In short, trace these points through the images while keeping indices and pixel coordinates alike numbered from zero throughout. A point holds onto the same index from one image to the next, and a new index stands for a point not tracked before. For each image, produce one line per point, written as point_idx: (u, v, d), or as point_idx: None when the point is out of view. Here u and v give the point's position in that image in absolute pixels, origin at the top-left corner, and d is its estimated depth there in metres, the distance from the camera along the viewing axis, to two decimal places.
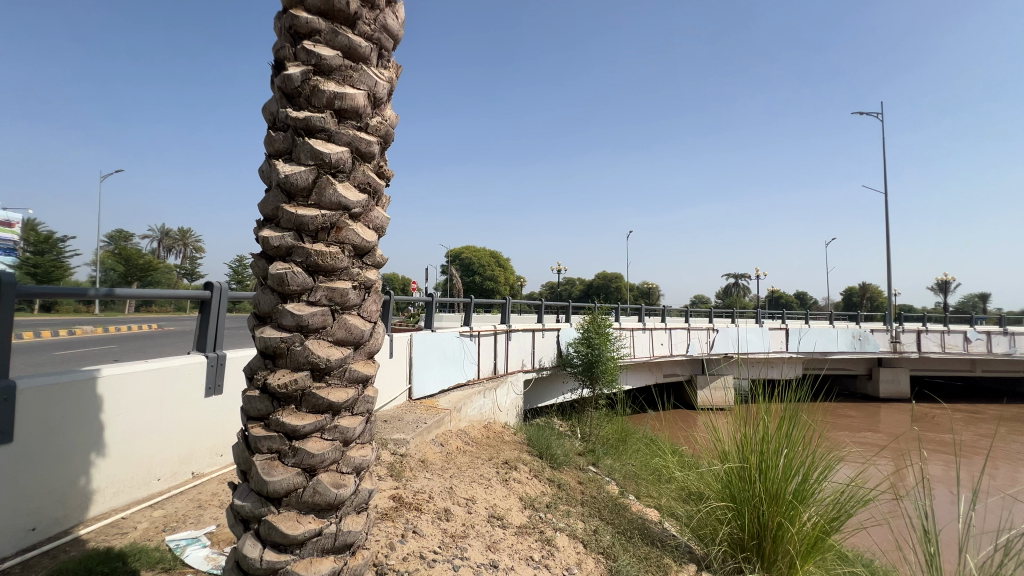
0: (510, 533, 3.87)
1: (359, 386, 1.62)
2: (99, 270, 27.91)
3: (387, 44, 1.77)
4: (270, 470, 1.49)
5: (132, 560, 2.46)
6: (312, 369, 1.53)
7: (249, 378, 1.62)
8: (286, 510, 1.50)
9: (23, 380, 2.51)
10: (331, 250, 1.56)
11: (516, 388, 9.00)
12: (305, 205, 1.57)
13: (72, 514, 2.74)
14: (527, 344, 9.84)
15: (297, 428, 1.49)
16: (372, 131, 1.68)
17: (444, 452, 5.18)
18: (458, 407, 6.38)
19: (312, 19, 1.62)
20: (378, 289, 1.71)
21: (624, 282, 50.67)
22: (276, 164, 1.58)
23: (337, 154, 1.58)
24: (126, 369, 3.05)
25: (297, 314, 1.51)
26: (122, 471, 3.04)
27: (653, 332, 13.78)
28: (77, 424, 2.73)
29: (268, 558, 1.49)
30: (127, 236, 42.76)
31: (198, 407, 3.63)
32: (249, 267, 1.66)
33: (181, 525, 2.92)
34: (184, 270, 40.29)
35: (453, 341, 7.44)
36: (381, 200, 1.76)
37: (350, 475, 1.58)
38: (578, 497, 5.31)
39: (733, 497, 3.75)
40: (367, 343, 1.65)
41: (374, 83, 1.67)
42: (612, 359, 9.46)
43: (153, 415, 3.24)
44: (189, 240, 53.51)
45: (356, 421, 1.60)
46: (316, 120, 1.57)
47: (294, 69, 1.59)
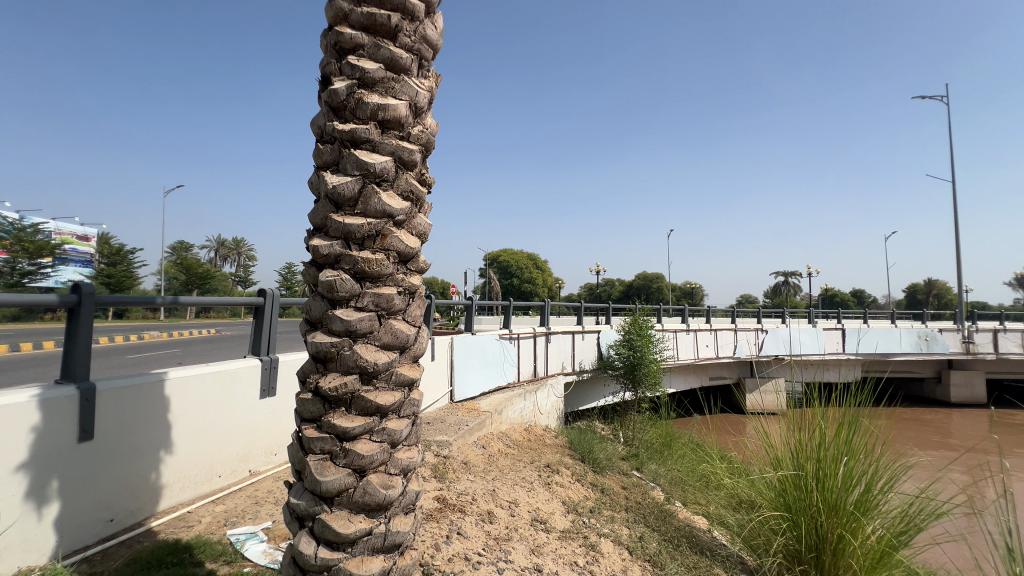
0: (554, 537, 3.85)
1: (406, 390, 1.67)
2: (164, 280, 29.99)
3: (427, 54, 1.81)
4: (323, 470, 1.54)
5: (197, 552, 2.62)
6: (361, 373, 1.58)
7: (302, 381, 1.68)
8: (338, 509, 1.55)
9: (101, 382, 2.71)
10: (377, 257, 1.60)
11: (556, 391, 8.94)
12: (351, 214, 1.62)
13: (144, 507, 2.94)
14: (567, 347, 9.75)
15: (347, 429, 1.54)
16: (414, 139, 1.73)
17: (486, 454, 5.24)
18: (498, 409, 6.38)
19: (356, 34, 1.67)
20: (423, 294, 1.75)
21: (665, 283, 49.86)
22: (324, 175, 1.64)
23: (382, 164, 1.63)
24: (190, 372, 3.25)
25: (346, 319, 1.56)
26: (187, 468, 3.24)
27: (697, 333, 13.32)
28: (147, 424, 2.94)
29: (322, 555, 1.53)
30: (186, 247, 45.60)
31: (254, 408, 3.82)
32: (300, 275, 1.73)
33: (241, 520, 3.09)
34: (238, 277, 42.72)
35: (493, 344, 7.48)
36: (424, 207, 1.80)
37: (397, 477, 1.62)
38: (621, 502, 5.22)
39: (788, 506, 3.56)
40: (412, 347, 1.70)
41: (415, 93, 1.72)
42: (655, 361, 9.22)
43: (213, 415, 3.43)
44: (243, 249, 56.83)
45: (402, 424, 1.64)
46: (361, 132, 1.63)
47: (339, 83, 1.65)
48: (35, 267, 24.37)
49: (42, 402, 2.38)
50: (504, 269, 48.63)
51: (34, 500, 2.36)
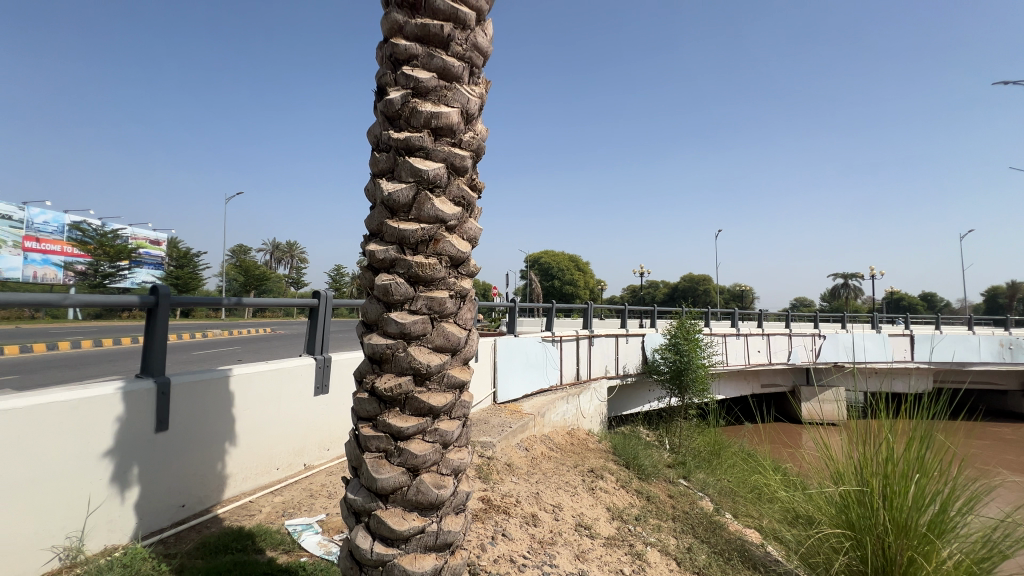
0: (598, 544, 3.80)
1: (456, 392, 1.70)
2: (225, 282, 31.93)
3: (478, 61, 1.85)
4: (378, 468, 1.59)
5: (259, 539, 2.77)
6: (414, 374, 1.62)
7: (358, 381, 1.74)
8: (392, 506, 1.59)
9: (175, 376, 2.92)
10: (430, 261, 1.64)
11: (600, 395, 8.81)
12: (406, 219, 1.67)
13: (212, 495, 3.14)
14: (610, 350, 9.59)
15: (401, 429, 1.58)
16: (465, 146, 1.76)
17: (529, 456, 5.24)
18: (541, 412, 6.37)
19: (410, 45, 1.71)
20: (473, 298, 1.77)
21: (712, 285, 48.30)
22: (380, 182, 1.70)
23: (434, 170, 1.67)
24: (251, 369, 3.44)
25: (401, 322, 1.61)
26: (249, 460, 3.43)
27: (748, 337, 12.75)
28: (214, 417, 3.14)
29: (377, 551, 1.57)
30: (245, 250, 48.50)
31: (309, 404, 4.00)
32: (356, 279, 1.79)
33: (297, 511, 3.24)
34: (292, 278, 44.87)
35: (536, 346, 7.48)
36: (474, 212, 1.83)
37: (449, 477, 1.65)
38: (668, 512, 5.08)
39: (852, 525, 3.34)
40: (463, 349, 1.72)
41: (466, 101, 1.75)
42: (703, 367, 8.90)
43: (272, 410, 3.62)
44: (296, 253, 59.88)
45: (453, 425, 1.67)
46: (415, 140, 1.67)
47: (394, 94, 1.70)
48: (115, 270, 26.72)
49: (125, 394, 2.59)
50: (545, 270, 48.58)
51: (118, 484, 2.58)
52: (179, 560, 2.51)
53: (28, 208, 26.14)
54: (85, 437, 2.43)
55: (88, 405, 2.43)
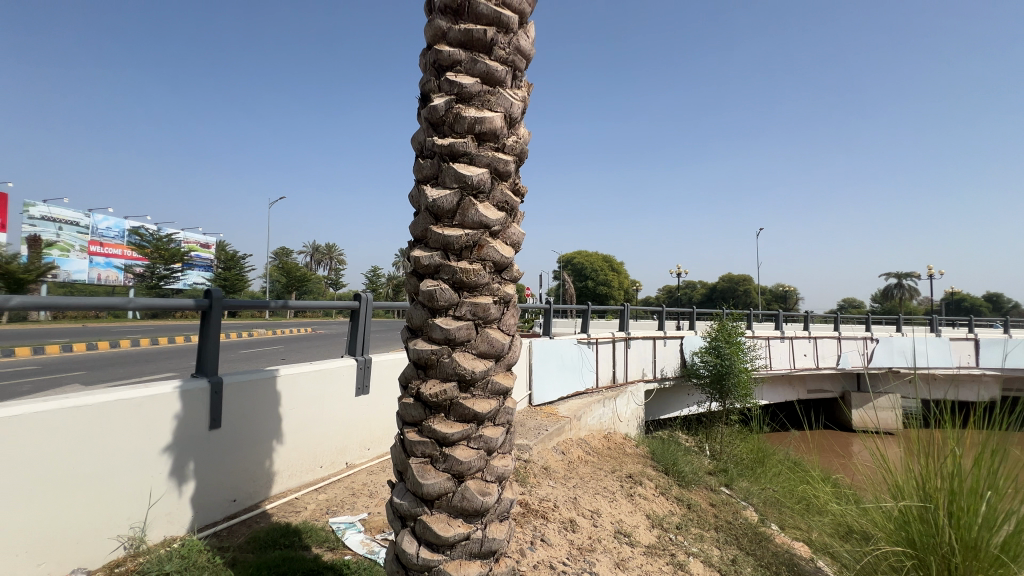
0: (639, 552, 3.72)
1: (500, 398, 1.69)
2: (269, 283, 33.25)
3: (520, 65, 1.83)
4: (424, 473, 1.59)
5: (305, 536, 2.85)
6: (459, 381, 1.62)
7: (403, 386, 1.75)
8: (438, 512, 1.59)
9: (227, 376, 3.04)
10: (474, 267, 1.64)
11: (637, 398, 8.63)
12: (450, 225, 1.67)
13: (260, 490, 3.26)
14: (648, 353, 9.38)
15: (446, 435, 1.59)
16: (509, 150, 1.75)
17: (566, 460, 5.19)
18: (577, 415, 6.30)
19: (453, 52, 1.72)
20: (517, 303, 1.76)
21: (753, 286, 46.62)
22: (424, 189, 1.70)
23: (478, 176, 1.66)
24: (297, 369, 3.55)
25: (446, 327, 1.61)
26: (294, 458, 3.54)
27: (794, 341, 12.20)
28: (261, 416, 3.25)
29: (423, 556, 1.58)
30: (287, 252, 50.45)
31: (351, 404, 4.09)
32: (401, 284, 1.81)
33: (340, 510, 3.32)
34: (331, 279, 46.28)
35: (571, 349, 7.41)
36: (517, 217, 1.82)
37: (494, 484, 1.64)
38: (710, 521, 4.92)
39: (913, 543, 3.12)
40: (506, 355, 1.71)
41: (510, 105, 1.75)
42: (746, 371, 8.57)
43: (315, 410, 3.72)
44: (334, 254, 61.82)
45: (498, 432, 1.66)
46: (459, 146, 1.67)
47: (439, 100, 1.71)
48: (169, 271, 28.35)
49: (182, 393, 2.72)
50: (578, 270, 48.19)
51: (176, 478, 2.72)
52: (232, 554, 2.61)
53: (92, 215, 27.55)
54: (147, 433, 2.57)
55: (150, 403, 2.57)
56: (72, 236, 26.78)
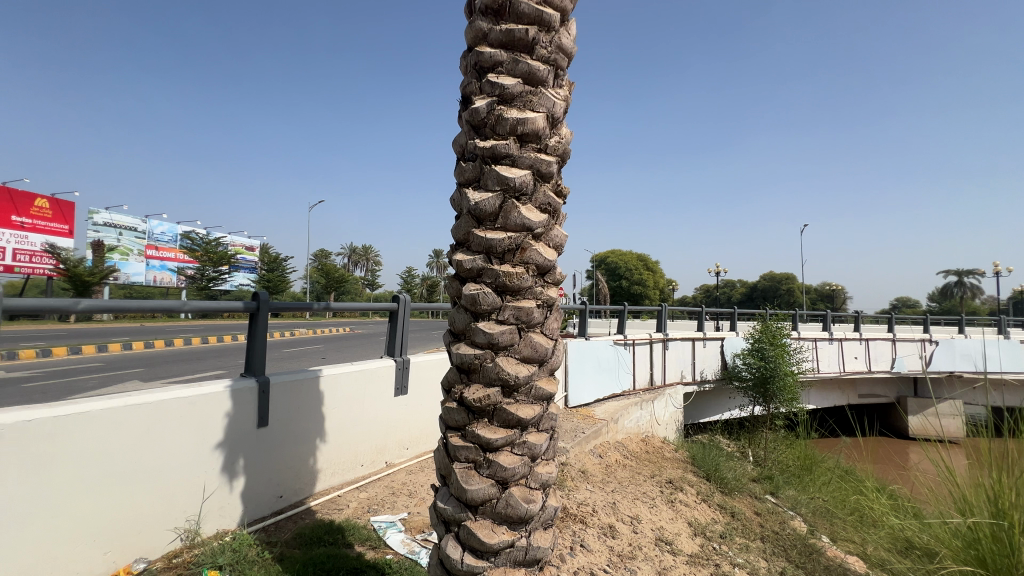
0: (681, 561, 3.61)
1: (544, 403, 1.66)
2: (309, 284, 34.36)
3: (562, 63, 1.80)
4: (468, 479, 1.58)
5: (348, 534, 2.91)
6: (502, 386, 1.60)
7: (446, 390, 1.74)
8: (482, 518, 1.58)
9: (273, 376, 3.14)
10: (517, 271, 1.62)
11: (676, 401, 8.40)
12: (492, 229, 1.65)
13: (305, 487, 3.35)
14: (686, 355, 9.12)
15: (491, 441, 1.57)
16: (551, 151, 1.72)
17: (603, 464, 5.10)
18: (614, 417, 6.18)
19: (495, 52, 1.69)
20: (560, 307, 1.73)
21: (797, 285, 44.68)
22: (467, 192, 1.69)
23: (521, 177, 1.64)
24: (338, 369, 3.63)
25: (489, 332, 1.59)
26: (337, 456, 3.63)
27: (843, 343, 11.59)
28: (306, 415, 3.34)
29: (468, 562, 1.57)
30: (326, 254, 52.07)
31: (390, 404, 4.15)
32: (443, 288, 1.80)
33: (381, 508, 3.38)
34: (367, 280, 47.43)
35: (608, 350, 7.29)
36: (560, 218, 1.78)
37: (538, 491, 1.62)
38: (756, 531, 4.73)
39: (984, 562, 2.86)
40: (550, 360, 1.68)
41: (552, 104, 1.72)
42: (792, 374, 8.19)
43: (356, 409, 3.80)
44: (370, 256, 63.32)
45: (541, 438, 1.63)
46: (501, 148, 1.65)
47: (480, 102, 1.69)
48: (218, 274, 29.74)
49: (232, 392, 2.82)
50: (612, 270, 47.54)
51: (227, 474, 2.83)
52: (280, 548, 2.69)
53: (148, 221, 29.27)
54: (201, 430, 2.68)
55: (203, 401, 2.68)
56: (130, 241, 28.36)
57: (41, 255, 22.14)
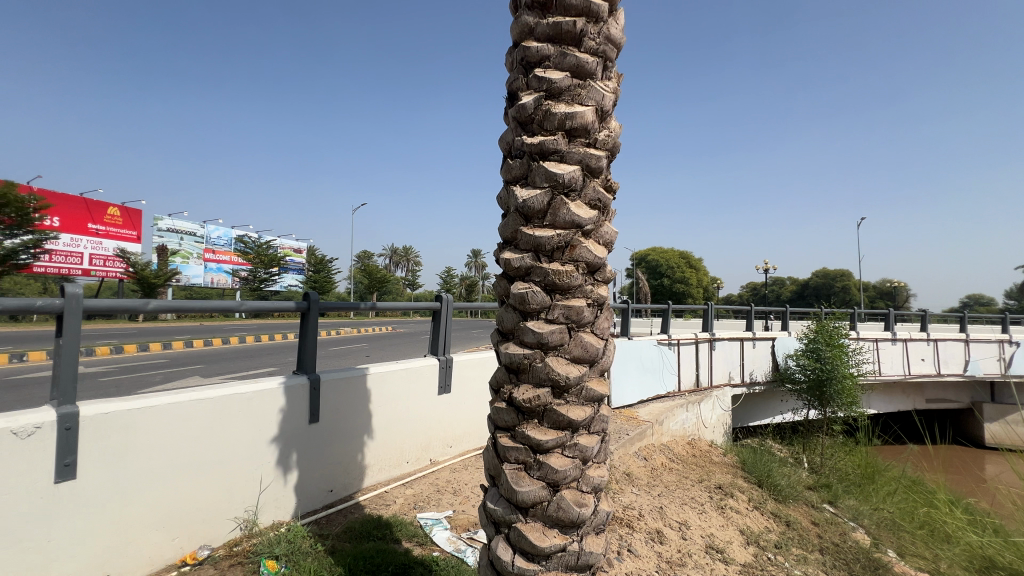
0: (734, 571, 3.46)
1: (595, 405, 1.62)
2: (353, 285, 35.46)
3: (611, 54, 1.74)
4: (519, 480, 1.56)
5: (396, 529, 2.95)
6: (553, 386, 1.57)
7: (495, 390, 1.73)
8: (533, 521, 1.55)
9: (323, 374, 3.23)
10: (567, 269, 1.58)
11: (723, 403, 8.11)
12: (541, 226, 1.62)
13: (353, 482, 3.44)
14: (735, 355, 8.76)
15: (541, 442, 1.54)
16: (600, 145, 1.67)
17: (649, 467, 4.97)
18: (659, 419, 6.02)
19: (541, 47, 1.66)
20: (610, 305, 1.68)
21: (853, 282, 42.16)
22: (514, 190, 1.66)
23: (570, 173, 1.60)
24: (384, 367, 3.70)
25: (538, 331, 1.56)
26: (383, 452, 3.70)
27: (908, 343, 10.81)
28: (354, 412, 3.43)
29: (519, 565, 1.54)
30: (368, 256, 53.63)
31: (434, 402, 4.21)
32: (491, 287, 1.78)
33: (427, 505, 3.42)
34: (408, 280, 48.49)
35: (651, 350, 7.12)
36: (610, 214, 1.73)
37: (590, 495, 1.58)
38: (815, 542, 4.47)
39: None
40: (601, 360, 1.64)
41: (601, 97, 1.67)
42: (851, 377, 7.70)
43: (402, 407, 3.86)
44: (411, 257, 64.78)
45: (593, 440, 1.59)
46: (550, 143, 1.61)
47: (527, 97, 1.66)
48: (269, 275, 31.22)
49: (286, 389, 2.92)
50: (653, 268, 46.47)
51: (282, 467, 2.94)
52: (332, 541, 2.76)
53: (206, 226, 31.07)
54: (258, 425, 2.79)
55: (259, 397, 2.79)
56: (191, 245, 30.19)
57: (114, 259, 23.94)
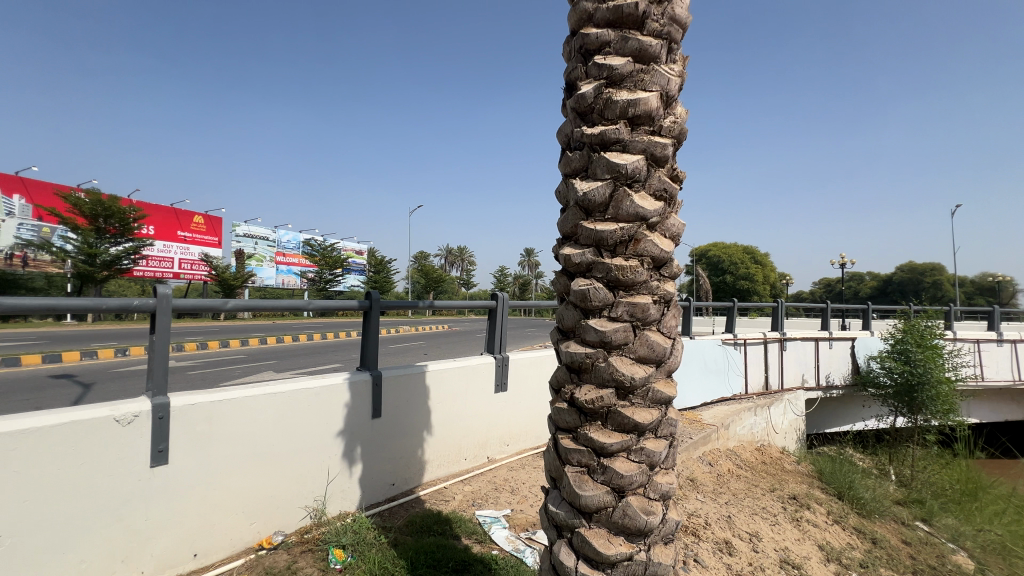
0: None
1: (662, 408, 1.54)
2: (411, 285, 36.59)
3: (676, 35, 1.64)
4: (581, 484, 1.50)
5: (455, 526, 2.99)
6: (617, 387, 1.50)
7: (555, 390, 1.68)
8: (597, 527, 1.49)
9: (384, 370, 3.32)
10: (631, 264, 1.51)
11: (796, 408, 7.57)
12: (602, 220, 1.55)
13: (414, 477, 3.51)
14: (808, 357, 8.15)
15: (605, 445, 1.48)
16: (666, 132, 1.58)
17: (714, 473, 4.72)
18: (726, 423, 5.70)
19: (601, 32, 1.59)
20: (678, 302, 1.58)
21: (946, 276, 38.05)
22: (574, 183, 1.60)
23: (633, 163, 1.52)
24: (442, 365, 3.75)
25: (601, 329, 1.50)
26: (442, 448, 3.76)
27: (1017, 345, 9.58)
28: (414, 408, 3.50)
29: (583, 571, 1.49)
30: (424, 256, 55.19)
31: (491, 400, 4.22)
32: (551, 284, 1.74)
33: (485, 503, 3.43)
34: (463, 279, 49.35)
35: (715, 350, 6.77)
36: (676, 205, 1.64)
37: (657, 503, 1.50)
38: (907, 563, 4.06)
39: None
40: (668, 361, 1.55)
41: (666, 81, 1.58)
42: (948, 382, 6.93)
43: (459, 404, 3.90)
44: (465, 257, 66.02)
45: (660, 445, 1.52)
46: (611, 133, 1.54)
47: (587, 87, 1.59)
48: None
49: (350, 384, 3.03)
50: (714, 264, 44.36)
51: (347, 460, 3.05)
52: (394, 534, 2.83)
53: (278, 231, 33.21)
54: (325, 418, 2.91)
55: (326, 392, 2.91)
56: (264, 249, 32.39)
57: (199, 263, 26.21)
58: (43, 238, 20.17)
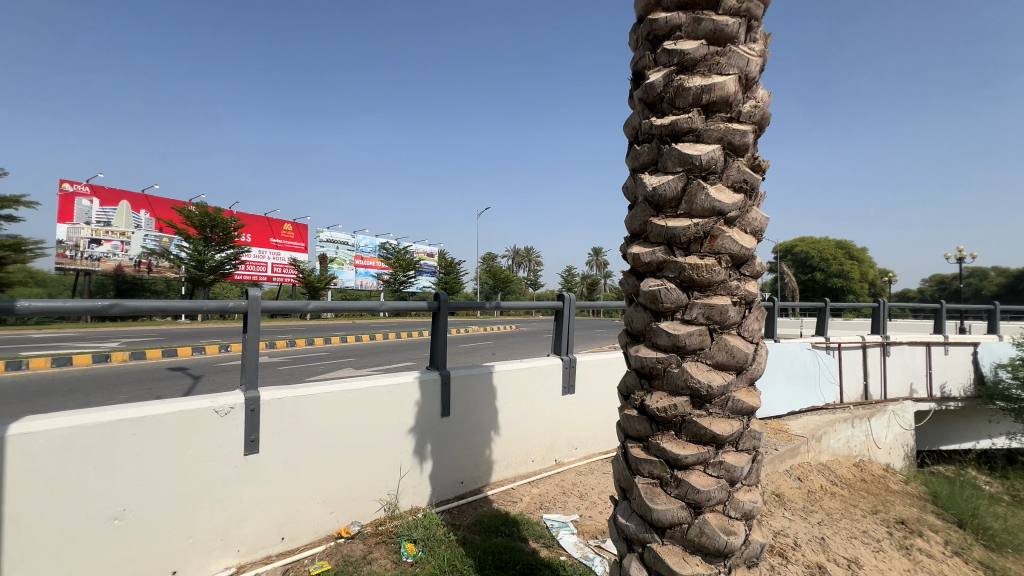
0: None
1: (743, 419, 1.42)
2: (479, 286, 37.35)
3: (756, 12, 1.50)
4: (653, 497, 1.41)
5: (523, 528, 2.98)
6: (692, 396, 1.40)
7: (623, 396, 1.60)
8: (670, 543, 1.40)
9: (453, 370, 3.39)
10: (707, 262, 1.39)
11: (902, 420, 6.74)
12: (674, 216, 1.46)
13: (482, 477, 3.55)
14: (918, 363, 7.23)
15: (679, 457, 1.38)
16: (745, 118, 1.45)
17: (805, 489, 4.32)
18: (816, 435, 5.20)
19: (671, 16, 1.49)
20: (760, 304, 1.45)
21: None
22: (642, 178, 1.52)
23: (708, 154, 1.41)
24: (509, 366, 3.75)
25: (673, 333, 1.40)
26: (510, 449, 3.77)
27: None
28: (482, 408, 3.54)
29: None
30: (492, 258, 56.13)
31: (558, 403, 4.16)
32: (618, 284, 1.65)
33: (553, 507, 3.39)
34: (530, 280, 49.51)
35: (804, 355, 6.21)
36: (758, 197, 1.50)
37: (739, 522, 1.38)
38: None
39: None
40: (750, 368, 1.43)
41: (745, 63, 1.45)
42: None
43: (526, 405, 3.89)
44: (532, 257, 66.28)
45: (741, 459, 1.40)
46: (682, 123, 1.44)
47: (656, 75, 1.50)
48: None
49: (420, 383, 3.12)
50: (800, 260, 40.88)
51: (418, 457, 3.14)
52: (463, 532, 2.87)
53: (357, 237, 35.35)
54: (397, 415, 3.02)
55: (397, 390, 3.02)
56: (345, 253, 34.59)
57: (289, 267, 28.56)
58: (163, 247, 22.98)
